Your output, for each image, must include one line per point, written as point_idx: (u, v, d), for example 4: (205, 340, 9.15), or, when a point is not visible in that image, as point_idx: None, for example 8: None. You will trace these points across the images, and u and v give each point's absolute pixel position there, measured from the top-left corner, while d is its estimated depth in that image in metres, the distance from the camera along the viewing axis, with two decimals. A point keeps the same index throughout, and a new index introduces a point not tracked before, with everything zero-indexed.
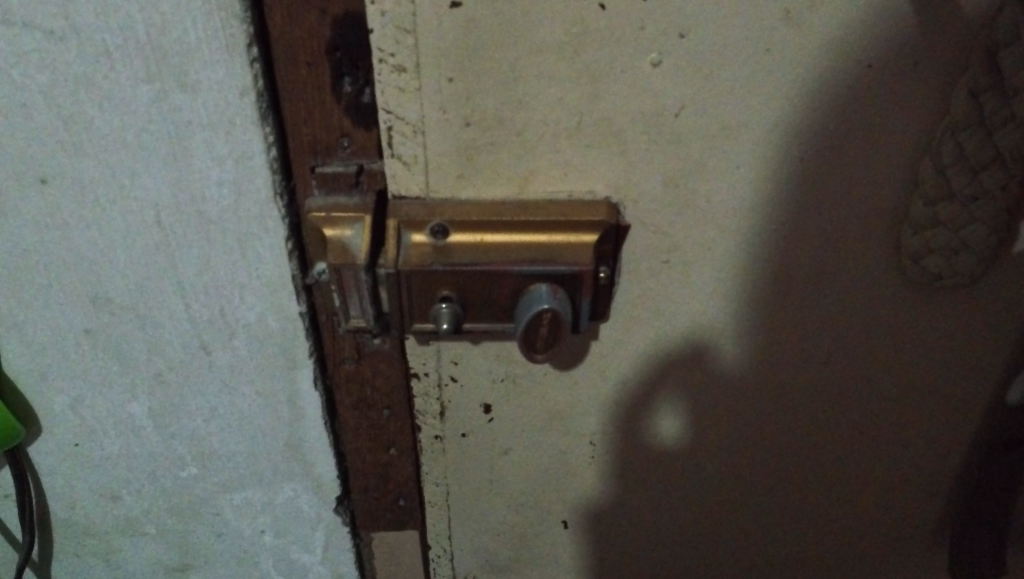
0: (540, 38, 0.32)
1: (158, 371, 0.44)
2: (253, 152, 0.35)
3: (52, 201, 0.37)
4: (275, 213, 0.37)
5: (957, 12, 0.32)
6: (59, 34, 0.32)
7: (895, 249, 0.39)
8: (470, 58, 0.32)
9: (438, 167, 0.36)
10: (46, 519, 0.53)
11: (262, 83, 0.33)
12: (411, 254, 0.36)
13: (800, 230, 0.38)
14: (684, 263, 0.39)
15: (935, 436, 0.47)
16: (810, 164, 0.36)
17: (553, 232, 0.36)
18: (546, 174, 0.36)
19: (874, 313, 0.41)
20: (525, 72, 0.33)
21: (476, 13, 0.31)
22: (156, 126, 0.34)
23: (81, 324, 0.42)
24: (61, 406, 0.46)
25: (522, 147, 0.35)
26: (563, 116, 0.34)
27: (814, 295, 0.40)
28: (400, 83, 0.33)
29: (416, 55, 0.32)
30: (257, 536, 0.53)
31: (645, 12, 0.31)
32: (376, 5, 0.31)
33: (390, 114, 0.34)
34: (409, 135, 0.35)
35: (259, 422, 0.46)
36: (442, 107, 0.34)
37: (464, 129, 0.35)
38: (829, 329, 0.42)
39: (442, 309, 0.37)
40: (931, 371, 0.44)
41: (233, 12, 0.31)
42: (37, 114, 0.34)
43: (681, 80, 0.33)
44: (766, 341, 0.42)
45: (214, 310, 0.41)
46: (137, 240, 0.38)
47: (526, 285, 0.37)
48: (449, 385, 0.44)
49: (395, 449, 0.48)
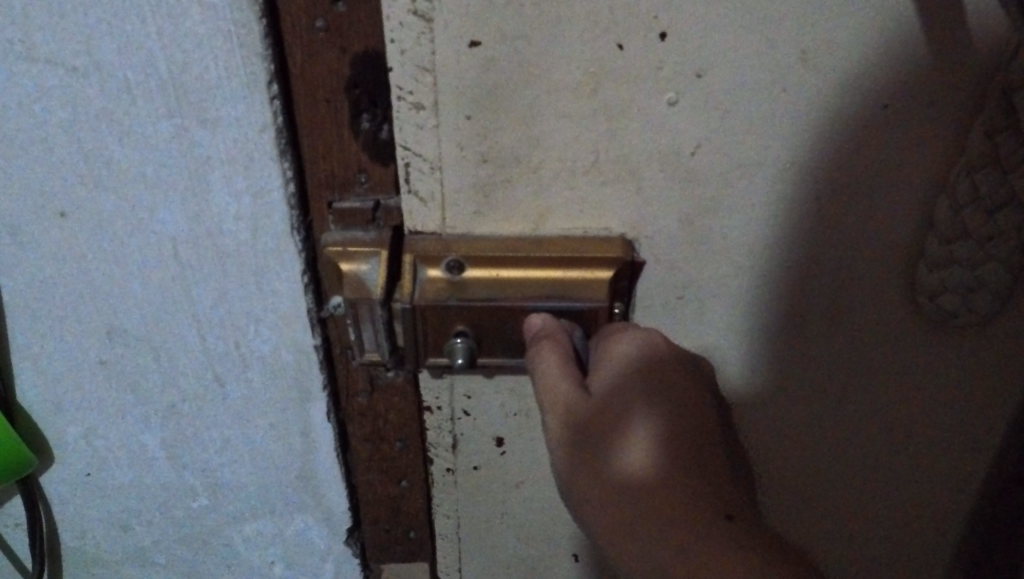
0: (557, 77, 0.32)
1: (172, 402, 0.44)
2: (271, 188, 0.35)
3: (70, 234, 0.37)
4: (291, 248, 0.37)
5: (973, 53, 0.32)
6: (81, 70, 0.32)
7: (907, 287, 0.39)
8: (488, 96, 0.33)
9: (455, 204, 0.36)
10: (57, 549, 0.53)
11: (282, 119, 0.33)
12: (427, 290, 0.36)
13: (814, 265, 0.38)
14: (696, 299, 0.39)
15: (945, 478, 0.46)
16: (825, 201, 0.36)
17: (569, 267, 0.36)
18: (562, 211, 0.36)
19: (887, 351, 0.41)
20: (542, 109, 0.33)
21: (495, 53, 0.32)
22: (176, 160, 0.34)
23: (96, 355, 0.42)
24: (73, 437, 0.46)
25: (538, 184, 0.35)
26: (579, 154, 0.34)
27: (830, 332, 0.40)
28: (419, 120, 0.33)
29: (434, 93, 0.33)
30: (267, 568, 0.53)
31: (663, 51, 0.32)
32: (396, 44, 0.32)
33: (408, 150, 0.34)
34: (427, 171, 0.35)
35: (271, 453, 0.46)
36: (459, 144, 0.34)
37: (481, 165, 0.35)
38: (843, 364, 0.41)
39: (457, 343, 0.37)
40: (943, 412, 0.43)
41: (254, 50, 0.31)
42: (58, 148, 0.34)
43: (699, 119, 0.33)
44: (777, 377, 0.42)
45: (229, 342, 0.41)
46: (154, 272, 0.38)
47: None
48: (461, 419, 0.44)
49: (406, 481, 0.48)
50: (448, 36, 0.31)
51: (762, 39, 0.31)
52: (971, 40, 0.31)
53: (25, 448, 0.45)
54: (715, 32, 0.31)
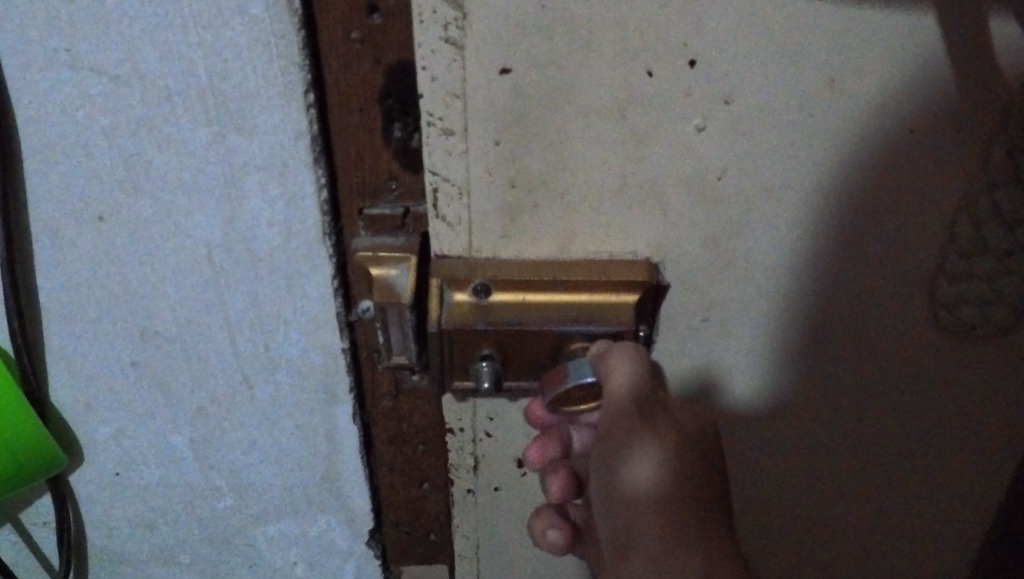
0: (587, 102, 0.33)
1: (201, 403, 0.45)
2: (305, 195, 0.36)
3: (107, 237, 0.38)
4: (322, 253, 0.38)
5: (998, 79, 0.32)
6: (123, 78, 0.33)
7: (926, 310, 0.39)
8: (517, 119, 0.33)
9: (482, 227, 0.37)
10: (83, 548, 0.54)
11: (317, 127, 0.34)
12: (454, 310, 0.37)
13: (834, 283, 0.39)
14: (720, 321, 0.40)
15: (964, 497, 0.47)
16: (846, 221, 0.37)
17: (595, 292, 0.38)
18: (589, 235, 0.37)
19: (907, 370, 0.42)
20: (570, 132, 0.34)
21: (525, 79, 0.32)
22: (213, 166, 0.35)
23: (129, 356, 0.43)
24: (103, 436, 0.47)
25: (564, 207, 0.36)
26: (607, 176, 0.35)
27: (848, 349, 0.41)
28: (448, 145, 0.34)
29: (464, 118, 0.33)
30: (289, 568, 0.54)
31: (692, 78, 0.32)
32: (427, 71, 0.32)
33: (436, 175, 0.35)
34: (454, 196, 0.36)
35: (296, 454, 0.47)
36: (487, 168, 0.35)
37: (509, 189, 0.36)
38: (862, 380, 0.42)
39: (483, 367, 0.39)
40: (963, 432, 0.44)
41: (292, 60, 0.32)
42: (98, 155, 0.35)
43: (726, 142, 0.34)
44: (795, 393, 0.43)
45: (259, 345, 0.41)
46: (189, 275, 0.39)
47: (565, 341, 0.38)
48: (484, 440, 0.45)
49: (428, 483, 0.49)
50: (481, 62, 0.32)
51: (789, 63, 0.32)
52: (996, 67, 0.32)
53: (36, 415, 0.45)
54: (743, 56, 0.32)
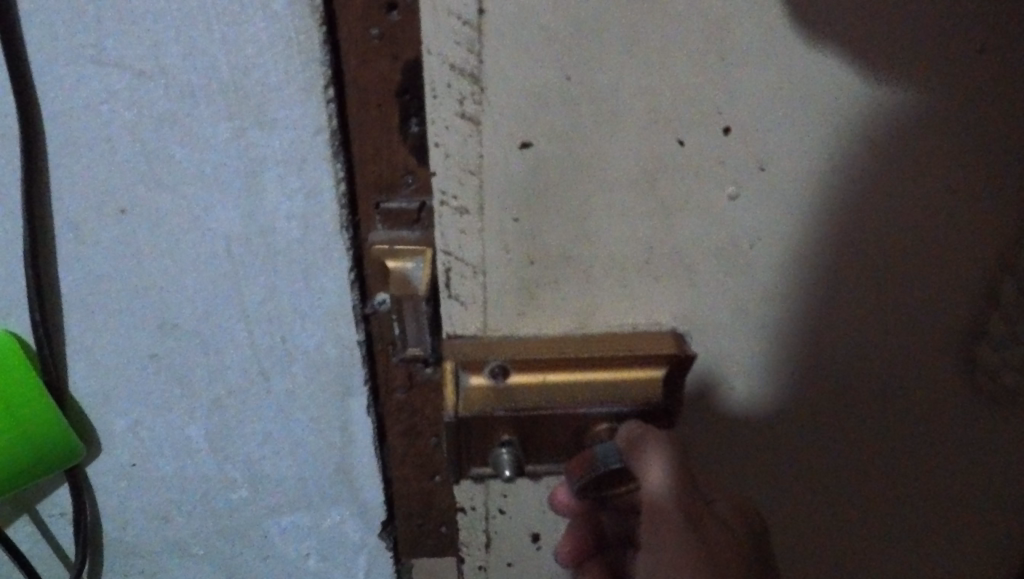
0: (618, 164, 0.34)
1: (217, 395, 0.45)
2: (322, 188, 0.37)
3: (128, 229, 0.39)
4: (339, 245, 0.38)
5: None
6: (147, 73, 0.34)
7: (948, 354, 0.40)
8: (535, 193, 0.35)
9: (501, 303, 0.38)
10: (98, 539, 0.54)
11: (335, 122, 0.35)
12: (471, 393, 0.39)
13: (860, 315, 0.38)
14: (749, 388, 0.41)
15: (980, 543, 0.47)
16: (870, 257, 0.37)
17: (612, 369, 0.39)
18: (612, 307, 0.38)
19: (939, 412, 0.42)
20: (592, 206, 0.35)
21: (546, 150, 0.33)
22: (233, 160, 0.36)
23: (147, 348, 0.43)
24: (120, 428, 0.48)
25: (586, 279, 0.37)
26: (635, 246, 0.36)
27: (874, 382, 0.41)
28: (464, 223, 0.36)
29: (478, 196, 0.35)
30: (301, 561, 0.55)
31: (719, 141, 0.33)
32: (440, 147, 0.33)
33: (449, 256, 0.37)
34: (469, 275, 0.37)
35: (310, 447, 0.47)
36: (505, 246, 0.36)
37: (528, 264, 0.37)
38: (890, 417, 0.42)
39: (503, 454, 0.40)
40: (982, 482, 0.44)
41: (313, 55, 0.33)
42: (122, 148, 0.36)
43: (751, 182, 0.34)
44: (817, 434, 0.43)
45: (276, 337, 0.42)
46: (208, 267, 0.40)
47: (587, 418, 0.39)
48: (496, 518, 0.46)
49: (440, 476, 0.49)
50: (497, 130, 0.33)
51: (812, 90, 0.32)
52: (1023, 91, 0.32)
53: (53, 405, 0.46)
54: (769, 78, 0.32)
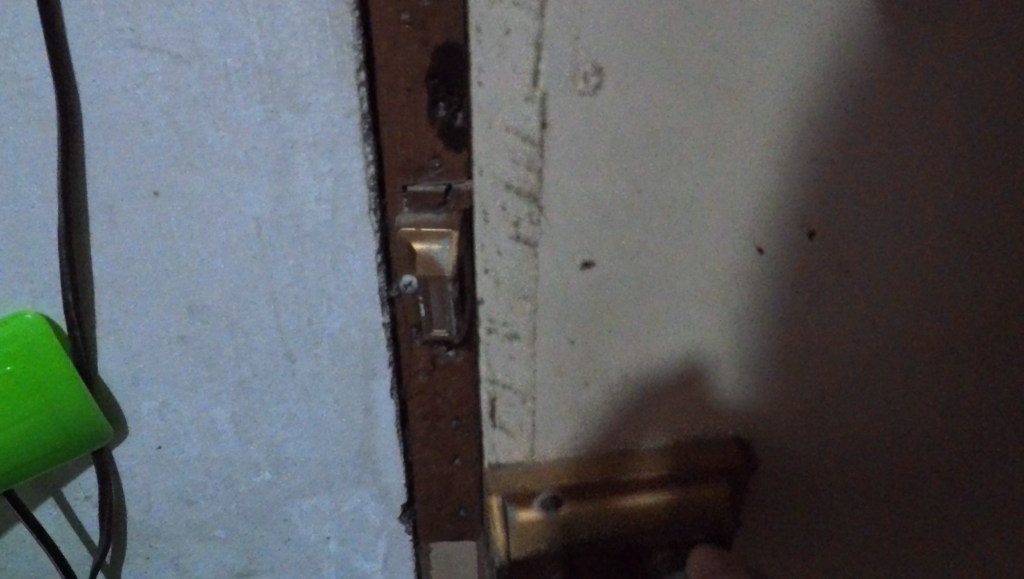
0: (664, 140, 0.37)
1: (244, 377, 0.46)
2: (352, 170, 0.38)
3: (161, 212, 0.40)
4: (367, 227, 0.39)
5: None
6: (184, 58, 0.35)
7: (946, 321, 0.45)
8: (590, 202, 0.38)
9: (568, 314, 0.42)
10: (122, 523, 0.55)
11: (366, 105, 0.36)
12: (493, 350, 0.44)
13: (838, 262, 0.42)
14: (743, 372, 0.47)
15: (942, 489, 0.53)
16: (837, 242, 0.42)
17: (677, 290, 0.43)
18: (664, 289, 0.42)
19: (923, 362, 0.47)
20: (663, 188, 0.39)
21: (596, 125, 0.36)
22: (265, 143, 0.37)
23: (176, 331, 0.44)
24: (147, 410, 0.49)
25: (639, 281, 0.42)
26: (680, 222, 0.40)
27: (848, 344, 0.46)
28: (524, 231, 0.39)
29: (563, 204, 0.38)
30: (322, 543, 0.56)
31: (717, 124, 0.37)
32: (481, 175, 0.38)
33: (491, 263, 0.40)
34: (519, 313, 0.42)
35: (334, 429, 0.48)
36: (576, 250, 0.40)
37: (587, 270, 0.41)
38: (862, 374, 0.47)
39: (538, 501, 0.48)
40: (914, 522, 0.54)
41: (346, 39, 0.34)
42: (156, 132, 0.37)
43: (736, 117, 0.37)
44: (801, 395, 0.48)
45: (303, 320, 0.43)
46: (238, 250, 0.41)
47: (640, 387, 0.47)
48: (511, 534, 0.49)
49: (460, 459, 0.50)
50: (561, 83, 0.35)
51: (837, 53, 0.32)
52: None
53: (83, 387, 0.46)
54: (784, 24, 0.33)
